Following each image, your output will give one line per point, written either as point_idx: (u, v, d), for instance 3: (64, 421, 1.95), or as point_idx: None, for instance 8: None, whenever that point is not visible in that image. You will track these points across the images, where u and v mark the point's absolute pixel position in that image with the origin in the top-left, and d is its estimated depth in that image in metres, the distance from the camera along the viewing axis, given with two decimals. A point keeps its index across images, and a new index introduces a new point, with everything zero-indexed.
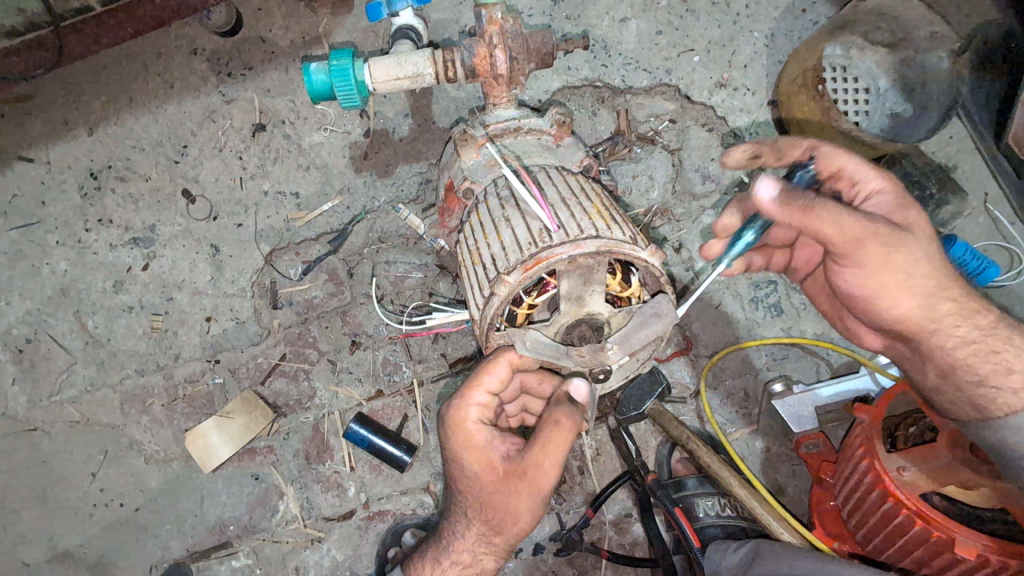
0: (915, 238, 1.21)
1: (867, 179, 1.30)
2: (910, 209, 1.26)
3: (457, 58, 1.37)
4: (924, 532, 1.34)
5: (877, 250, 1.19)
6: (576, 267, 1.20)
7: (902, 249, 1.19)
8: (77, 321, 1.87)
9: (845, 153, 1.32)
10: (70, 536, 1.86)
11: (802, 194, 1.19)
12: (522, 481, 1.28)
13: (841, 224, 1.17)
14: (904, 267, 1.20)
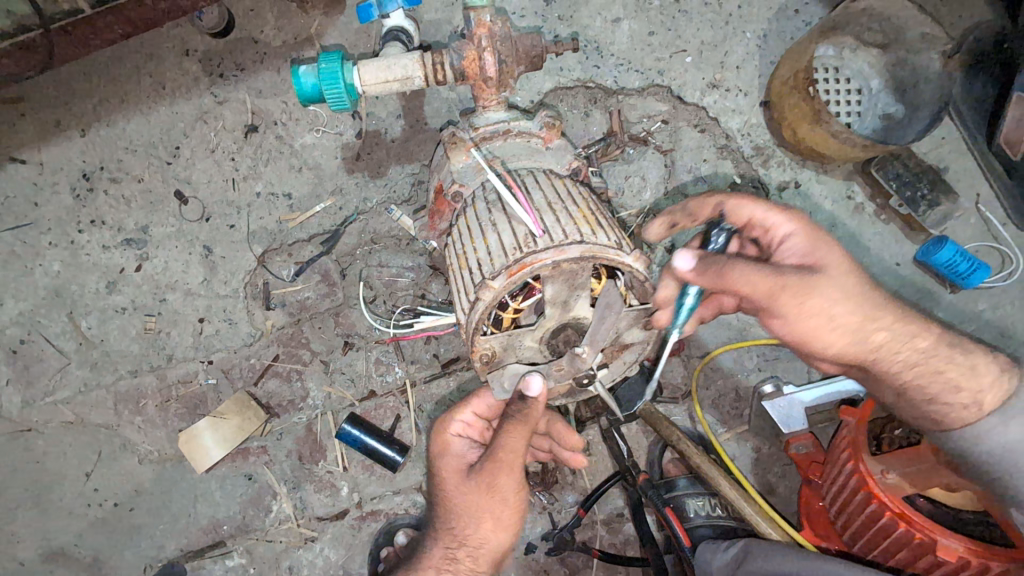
0: (830, 279, 1.22)
1: (774, 222, 1.31)
2: (822, 247, 1.26)
3: (446, 61, 1.36)
4: (907, 534, 1.35)
5: (794, 293, 1.19)
6: (561, 272, 1.21)
7: (817, 290, 1.20)
8: (70, 322, 1.88)
9: (749, 201, 1.34)
10: (65, 536, 1.87)
11: (717, 260, 1.18)
12: (486, 505, 1.31)
13: (753, 280, 1.17)
14: (828, 307, 1.21)
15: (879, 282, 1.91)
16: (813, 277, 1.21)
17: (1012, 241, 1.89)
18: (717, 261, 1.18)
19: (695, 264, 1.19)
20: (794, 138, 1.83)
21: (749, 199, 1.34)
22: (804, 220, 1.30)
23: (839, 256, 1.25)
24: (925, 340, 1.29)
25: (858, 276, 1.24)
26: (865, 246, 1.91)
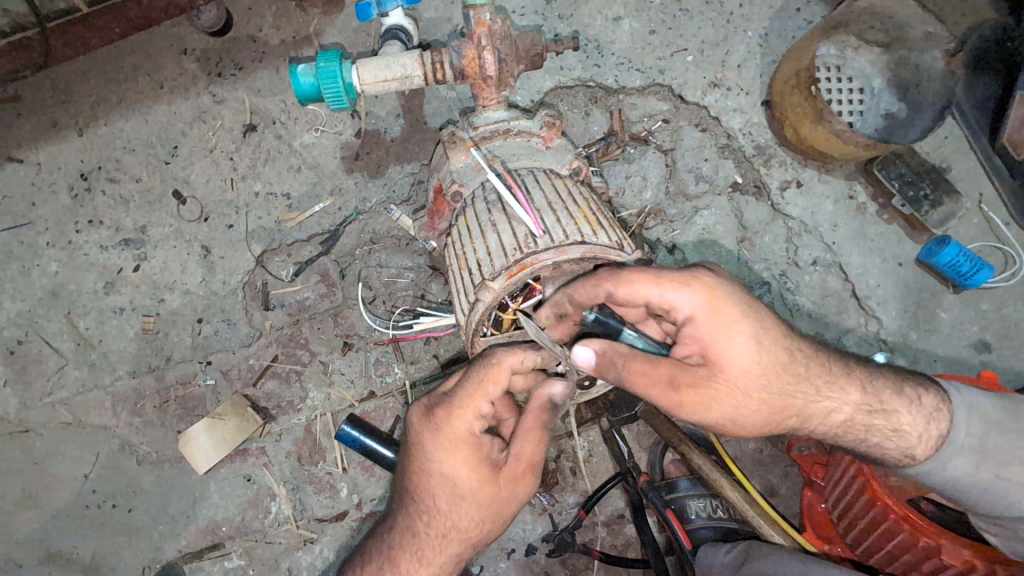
0: (732, 369, 1.15)
1: (674, 302, 1.15)
2: (722, 335, 1.14)
3: (446, 60, 1.35)
4: (911, 538, 1.35)
5: (693, 399, 1.16)
6: (562, 272, 1.24)
7: (716, 394, 1.16)
8: (68, 322, 1.87)
9: (638, 277, 1.14)
10: (63, 538, 1.86)
11: (615, 350, 1.14)
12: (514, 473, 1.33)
13: (642, 372, 1.14)
14: (730, 404, 1.17)
15: (881, 283, 1.90)
16: (709, 378, 1.15)
17: (1015, 241, 1.87)
18: (615, 358, 1.14)
19: (593, 357, 1.15)
20: (796, 138, 1.82)
21: (638, 273, 1.15)
22: (702, 299, 1.14)
23: (740, 341, 1.15)
24: (844, 409, 1.25)
25: (765, 360, 1.16)
26: (867, 246, 1.90)
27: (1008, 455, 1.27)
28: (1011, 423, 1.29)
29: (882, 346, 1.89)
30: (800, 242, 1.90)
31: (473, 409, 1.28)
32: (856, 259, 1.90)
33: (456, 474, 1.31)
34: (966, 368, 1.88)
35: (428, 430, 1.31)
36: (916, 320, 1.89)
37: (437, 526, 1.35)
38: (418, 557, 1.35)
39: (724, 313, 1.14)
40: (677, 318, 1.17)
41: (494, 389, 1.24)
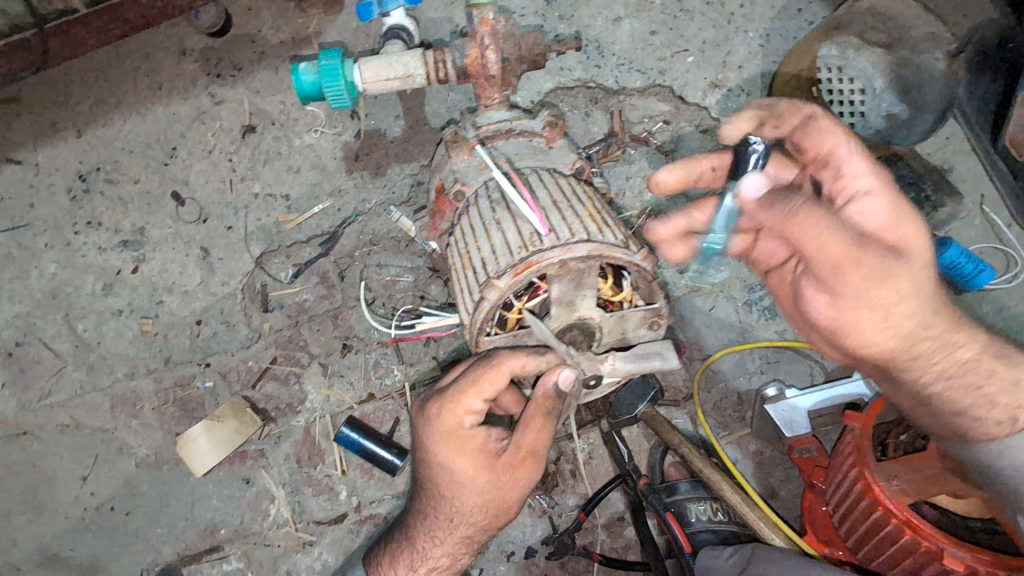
0: (907, 264, 1.05)
1: (855, 171, 1.15)
2: (902, 217, 1.11)
3: (448, 59, 1.34)
4: (914, 542, 1.33)
5: (876, 268, 1.02)
6: (569, 271, 1.19)
7: (898, 275, 1.03)
8: (66, 324, 1.86)
9: (849, 140, 1.17)
10: (60, 540, 1.85)
11: (789, 198, 1.05)
12: (520, 469, 1.28)
13: (825, 240, 1.00)
14: (883, 302, 1.04)
15: None
16: (898, 255, 1.05)
17: (1016, 242, 1.87)
18: (782, 193, 1.07)
19: (762, 188, 1.09)
20: None
21: (849, 138, 1.17)
22: (885, 178, 1.15)
23: (920, 230, 1.12)
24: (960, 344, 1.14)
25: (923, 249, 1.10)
26: None
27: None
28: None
29: None
30: None
31: (465, 402, 1.23)
32: None
33: (451, 469, 1.27)
34: None
35: (422, 422, 1.28)
36: None
37: (441, 512, 1.35)
38: (432, 538, 1.39)
39: (903, 201, 1.14)
40: (860, 193, 1.14)
41: (487, 385, 1.20)
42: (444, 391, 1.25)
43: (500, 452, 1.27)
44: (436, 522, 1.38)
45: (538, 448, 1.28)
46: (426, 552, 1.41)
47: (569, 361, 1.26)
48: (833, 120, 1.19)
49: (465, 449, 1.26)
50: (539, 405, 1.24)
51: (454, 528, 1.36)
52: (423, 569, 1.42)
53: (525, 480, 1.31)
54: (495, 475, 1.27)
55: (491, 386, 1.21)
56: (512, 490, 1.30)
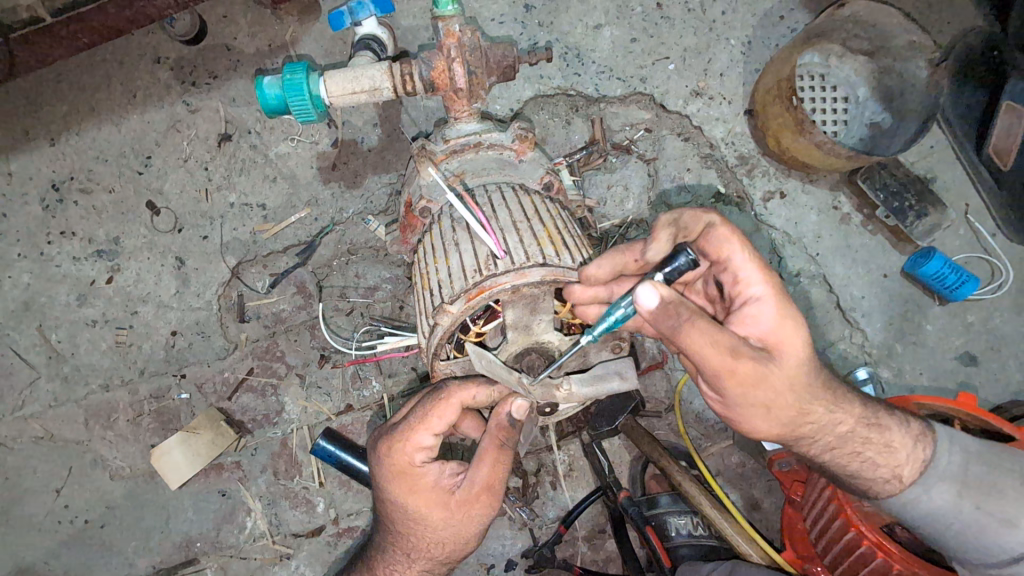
0: (780, 367, 1.10)
1: (747, 277, 1.14)
2: (785, 323, 1.11)
3: (415, 71, 1.33)
4: (886, 564, 1.34)
5: (745, 374, 1.06)
6: (521, 296, 1.19)
7: (770, 377, 1.08)
8: (40, 334, 1.84)
9: (739, 242, 1.14)
10: (34, 554, 1.84)
11: (679, 309, 1.03)
12: (476, 505, 1.26)
13: (713, 345, 1.03)
14: (767, 396, 1.10)
15: (866, 294, 1.87)
16: (767, 360, 1.08)
17: (1002, 252, 1.84)
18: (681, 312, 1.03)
19: (657, 303, 1.02)
20: (778, 148, 1.79)
21: (739, 242, 1.14)
22: (776, 282, 1.13)
23: (803, 334, 1.12)
24: (849, 419, 1.23)
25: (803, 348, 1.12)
26: (852, 258, 1.87)
27: (986, 488, 1.25)
28: (995, 457, 1.27)
29: (867, 359, 1.86)
30: (785, 252, 1.87)
31: (414, 441, 1.22)
32: (841, 270, 1.87)
33: (407, 505, 1.27)
34: (951, 384, 1.85)
35: (375, 460, 1.28)
36: (902, 332, 1.86)
37: (400, 546, 1.35)
38: (394, 568, 1.40)
39: (793, 305, 1.12)
40: (748, 298, 1.13)
41: (435, 422, 1.20)
42: (394, 428, 1.25)
43: (454, 488, 1.25)
44: (398, 554, 1.38)
45: (494, 483, 1.26)
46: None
47: (520, 389, 1.19)
48: (723, 227, 1.15)
49: (419, 484, 1.25)
50: (493, 438, 1.21)
51: (414, 561, 1.36)
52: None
53: (484, 515, 1.29)
54: (450, 512, 1.26)
55: (440, 423, 1.20)
56: (469, 526, 1.29)
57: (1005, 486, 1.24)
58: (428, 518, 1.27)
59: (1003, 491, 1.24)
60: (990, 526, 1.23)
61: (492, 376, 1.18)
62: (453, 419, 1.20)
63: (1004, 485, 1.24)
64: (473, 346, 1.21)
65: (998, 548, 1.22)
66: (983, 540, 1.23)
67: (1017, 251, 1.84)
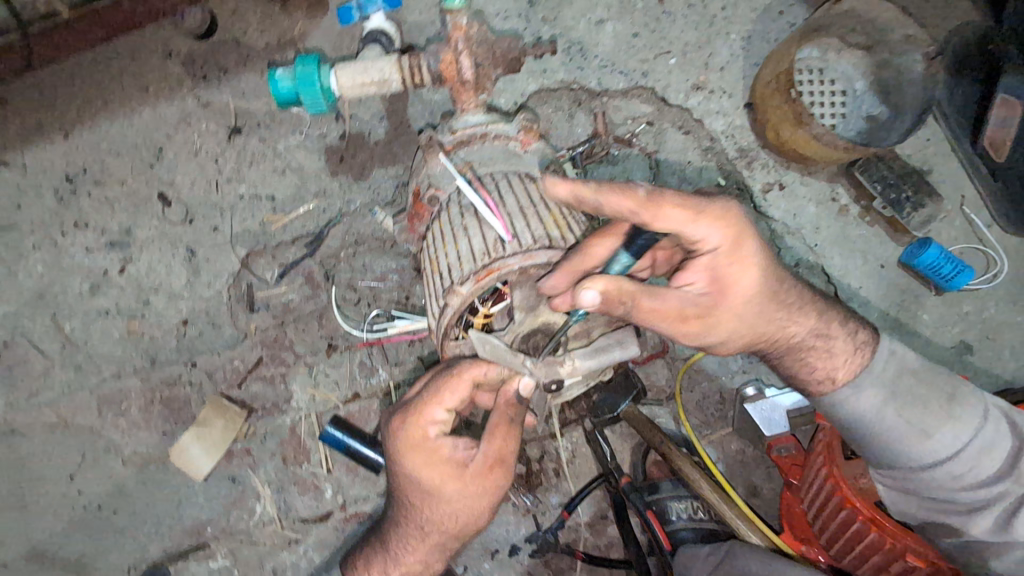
0: (735, 305, 1.23)
1: (701, 234, 1.18)
2: (737, 264, 1.21)
3: (423, 64, 1.37)
4: (881, 539, 1.38)
5: (696, 330, 1.22)
6: (528, 277, 1.24)
7: (727, 316, 1.23)
8: (54, 324, 1.88)
9: (680, 207, 1.16)
10: (49, 538, 1.88)
11: (623, 287, 1.13)
12: (488, 477, 1.32)
13: (663, 302, 1.17)
14: (733, 325, 1.26)
15: (863, 285, 1.90)
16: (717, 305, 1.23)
17: (997, 243, 1.88)
18: (627, 294, 1.14)
19: (599, 298, 1.12)
20: (777, 140, 1.83)
21: (680, 210, 1.16)
22: (727, 232, 1.19)
23: (752, 273, 1.23)
24: (801, 326, 1.36)
25: (733, 288, 1.22)
26: (850, 248, 1.90)
27: (914, 397, 1.34)
28: (926, 375, 1.36)
29: None
30: (784, 243, 1.91)
31: (428, 415, 1.28)
32: (838, 260, 1.91)
33: (421, 480, 1.32)
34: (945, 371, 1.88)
35: (390, 434, 1.34)
36: (899, 322, 1.89)
37: (413, 520, 1.40)
38: (407, 542, 1.44)
39: (739, 245, 1.21)
40: (702, 252, 1.21)
41: (448, 395, 1.26)
42: (408, 404, 1.31)
43: (467, 462, 1.31)
44: (410, 530, 1.43)
45: (506, 458, 1.32)
46: (401, 557, 1.46)
47: (525, 370, 1.22)
48: (659, 193, 1.16)
49: (433, 459, 1.31)
50: (502, 414, 1.28)
51: (427, 535, 1.41)
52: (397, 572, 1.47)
53: (495, 489, 1.34)
54: (463, 485, 1.31)
55: (453, 397, 1.27)
56: (481, 499, 1.35)
57: (930, 399, 1.34)
58: (442, 491, 1.32)
59: (929, 403, 1.33)
60: (911, 434, 1.32)
61: (496, 359, 1.22)
62: (466, 394, 1.27)
63: (928, 398, 1.33)
64: (477, 333, 1.24)
65: (919, 456, 1.32)
66: (904, 447, 1.32)
67: (1011, 242, 1.88)
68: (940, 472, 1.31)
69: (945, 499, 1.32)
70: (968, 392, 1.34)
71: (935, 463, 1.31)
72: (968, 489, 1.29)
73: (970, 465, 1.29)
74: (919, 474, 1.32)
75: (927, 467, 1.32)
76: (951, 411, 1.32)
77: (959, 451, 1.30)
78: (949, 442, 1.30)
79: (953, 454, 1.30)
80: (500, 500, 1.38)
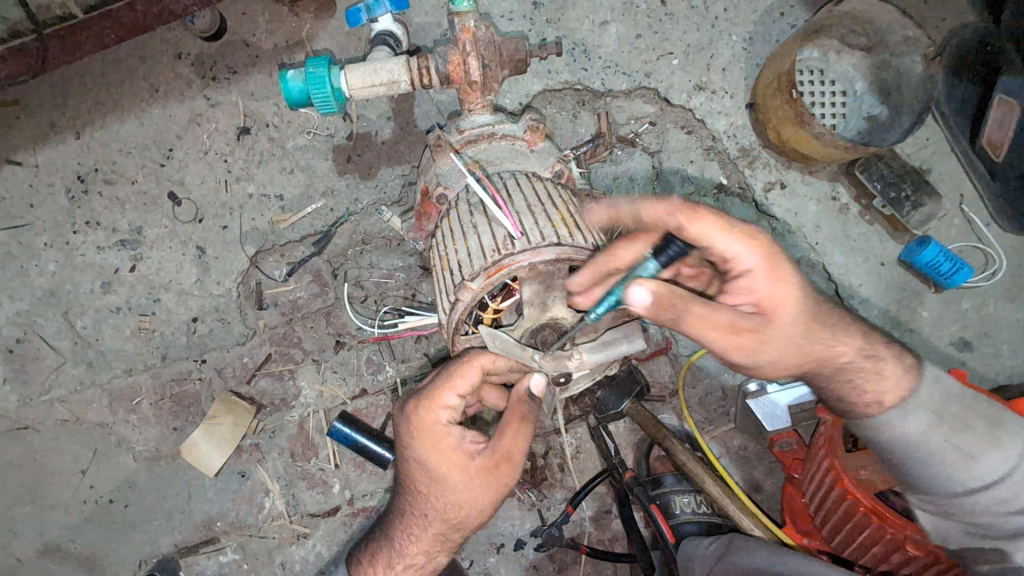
0: (780, 326, 1.21)
1: (738, 253, 1.19)
2: (779, 285, 1.20)
3: (432, 65, 1.39)
4: (879, 528, 1.42)
5: (748, 343, 1.19)
6: (538, 273, 1.26)
7: (772, 337, 1.21)
8: (66, 321, 1.91)
9: (717, 226, 1.17)
10: (61, 532, 1.91)
11: (673, 293, 1.13)
12: (495, 471, 1.34)
13: (712, 318, 1.14)
14: (783, 346, 1.23)
15: (863, 283, 1.93)
16: (765, 327, 1.20)
17: (996, 241, 1.90)
18: (676, 301, 1.13)
19: (649, 298, 1.13)
20: (778, 140, 1.85)
21: (716, 225, 1.17)
22: (768, 252, 1.19)
23: (791, 285, 1.21)
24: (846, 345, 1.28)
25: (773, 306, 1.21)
26: (850, 247, 1.93)
27: (960, 423, 1.29)
28: (970, 400, 1.32)
29: None
30: (785, 242, 1.93)
31: (441, 400, 1.31)
32: (839, 259, 1.93)
33: (429, 466, 1.35)
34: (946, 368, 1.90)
35: (402, 419, 1.37)
36: (899, 319, 1.93)
37: (419, 508, 1.42)
38: (410, 532, 1.46)
39: (783, 268, 1.20)
40: (737, 271, 1.21)
41: (460, 380, 1.29)
42: (422, 389, 1.34)
43: (475, 454, 1.34)
44: (415, 520, 1.45)
45: (514, 454, 1.35)
46: (404, 548, 1.48)
47: (536, 363, 1.26)
48: (696, 217, 1.16)
49: (442, 447, 1.33)
50: (516, 410, 1.32)
51: (430, 524, 1.43)
52: (400, 564, 1.49)
53: (501, 482, 1.37)
54: (468, 475, 1.34)
55: (466, 385, 1.30)
56: (486, 492, 1.37)
57: (974, 425, 1.29)
58: (449, 481, 1.35)
59: (972, 427, 1.29)
60: (957, 458, 1.28)
61: (507, 354, 1.25)
62: (478, 381, 1.30)
63: (974, 423, 1.29)
64: (488, 328, 1.28)
65: (960, 480, 1.28)
66: (947, 472, 1.28)
67: (1009, 240, 1.90)
68: (982, 498, 1.27)
69: (987, 525, 1.28)
70: (1014, 420, 1.30)
71: (980, 489, 1.27)
72: (1015, 516, 1.25)
73: (1016, 491, 1.25)
74: (960, 499, 1.29)
75: (970, 491, 1.28)
76: (993, 436, 1.28)
77: (1005, 477, 1.25)
78: (995, 466, 1.26)
79: (999, 480, 1.26)
80: (506, 495, 1.41)
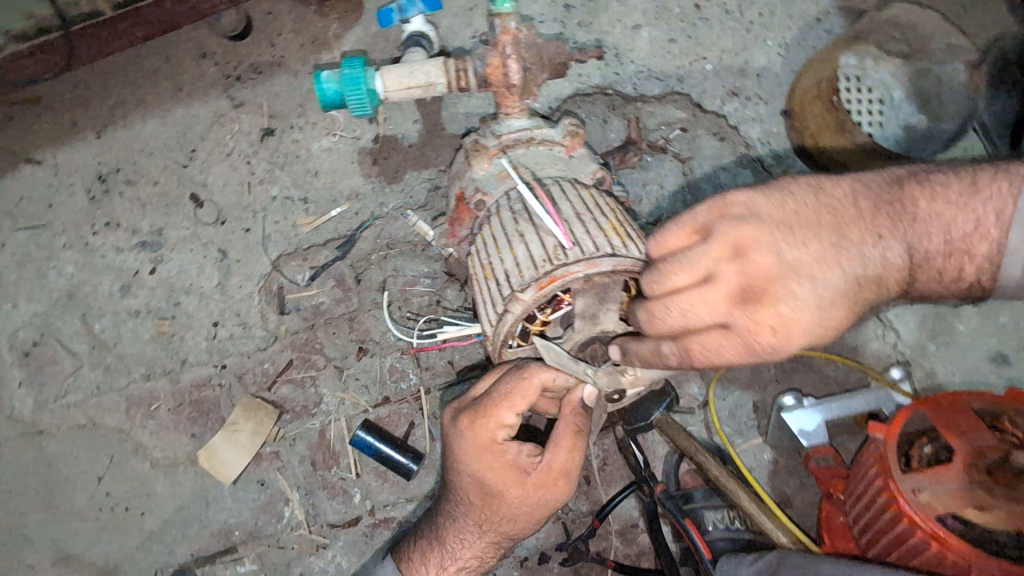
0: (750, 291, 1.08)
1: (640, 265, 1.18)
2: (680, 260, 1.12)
3: (470, 67, 1.37)
4: (936, 556, 1.20)
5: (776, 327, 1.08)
6: (592, 285, 1.22)
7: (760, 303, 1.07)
8: (84, 324, 1.87)
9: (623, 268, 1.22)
10: (76, 541, 1.86)
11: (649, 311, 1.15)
12: (553, 484, 1.38)
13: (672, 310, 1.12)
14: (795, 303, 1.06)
15: None
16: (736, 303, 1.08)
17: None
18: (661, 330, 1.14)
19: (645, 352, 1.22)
20: (816, 148, 1.80)
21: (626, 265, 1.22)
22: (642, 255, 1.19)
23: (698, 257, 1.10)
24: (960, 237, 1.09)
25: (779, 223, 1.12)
26: None
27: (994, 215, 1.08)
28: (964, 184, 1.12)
29: (900, 358, 1.88)
30: None
31: (498, 417, 1.31)
32: None
33: (485, 480, 1.37)
34: (985, 383, 1.84)
35: (456, 434, 1.38)
36: (934, 332, 1.88)
37: (473, 521, 1.46)
38: (462, 541, 1.49)
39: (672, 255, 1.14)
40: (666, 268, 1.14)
41: (519, 399, 1.29)
42: (478, 406, 1.34)
43: (530, 469, 1.36)
44: (466, 530, 1.48)
45: (569, 469, 1.38)
46: (455, 556, 1.51)
47: (588, 377, 1.25)
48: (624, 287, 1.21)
49: (499, 462, 1.35)
50: (569, 423, 1.34)
51: (484, 535, 1.47)
52: (451, 568, 1.51)
53: (555, 495, 1.40)
54: (525, 490, 1.38)
55: (524, 403, 1.30)
56: (543, 506, 1.41)
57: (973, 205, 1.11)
58: (505, 495, 1.38)
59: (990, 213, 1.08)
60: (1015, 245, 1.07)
61: (560, 367, 1.24)
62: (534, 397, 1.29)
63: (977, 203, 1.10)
64: (541, 339, 1.26)
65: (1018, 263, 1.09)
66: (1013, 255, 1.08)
67: None
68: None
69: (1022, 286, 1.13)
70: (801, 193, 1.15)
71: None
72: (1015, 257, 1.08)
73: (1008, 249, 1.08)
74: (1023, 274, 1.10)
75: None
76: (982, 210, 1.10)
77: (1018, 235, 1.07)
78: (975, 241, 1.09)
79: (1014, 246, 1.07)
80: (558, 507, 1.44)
